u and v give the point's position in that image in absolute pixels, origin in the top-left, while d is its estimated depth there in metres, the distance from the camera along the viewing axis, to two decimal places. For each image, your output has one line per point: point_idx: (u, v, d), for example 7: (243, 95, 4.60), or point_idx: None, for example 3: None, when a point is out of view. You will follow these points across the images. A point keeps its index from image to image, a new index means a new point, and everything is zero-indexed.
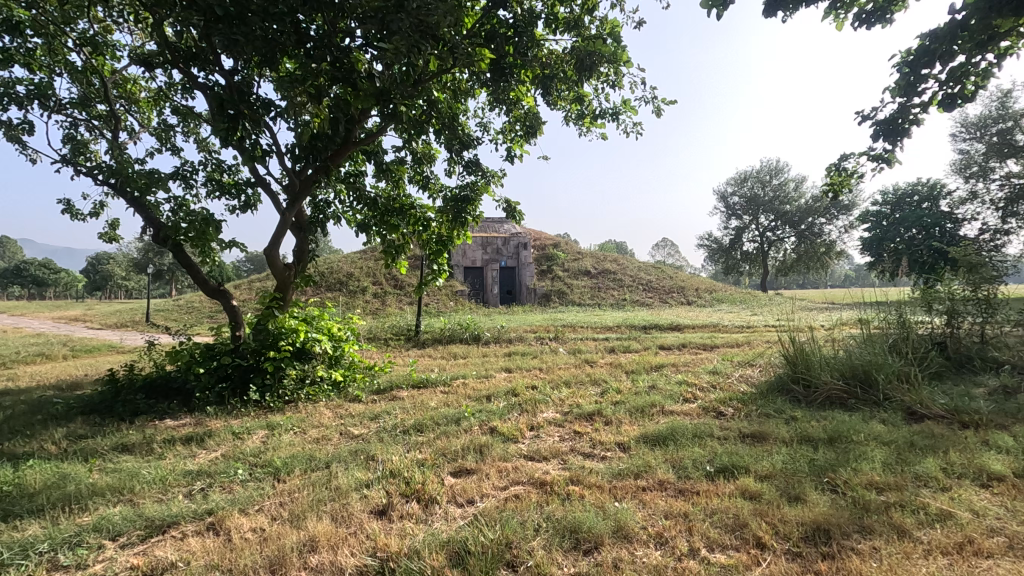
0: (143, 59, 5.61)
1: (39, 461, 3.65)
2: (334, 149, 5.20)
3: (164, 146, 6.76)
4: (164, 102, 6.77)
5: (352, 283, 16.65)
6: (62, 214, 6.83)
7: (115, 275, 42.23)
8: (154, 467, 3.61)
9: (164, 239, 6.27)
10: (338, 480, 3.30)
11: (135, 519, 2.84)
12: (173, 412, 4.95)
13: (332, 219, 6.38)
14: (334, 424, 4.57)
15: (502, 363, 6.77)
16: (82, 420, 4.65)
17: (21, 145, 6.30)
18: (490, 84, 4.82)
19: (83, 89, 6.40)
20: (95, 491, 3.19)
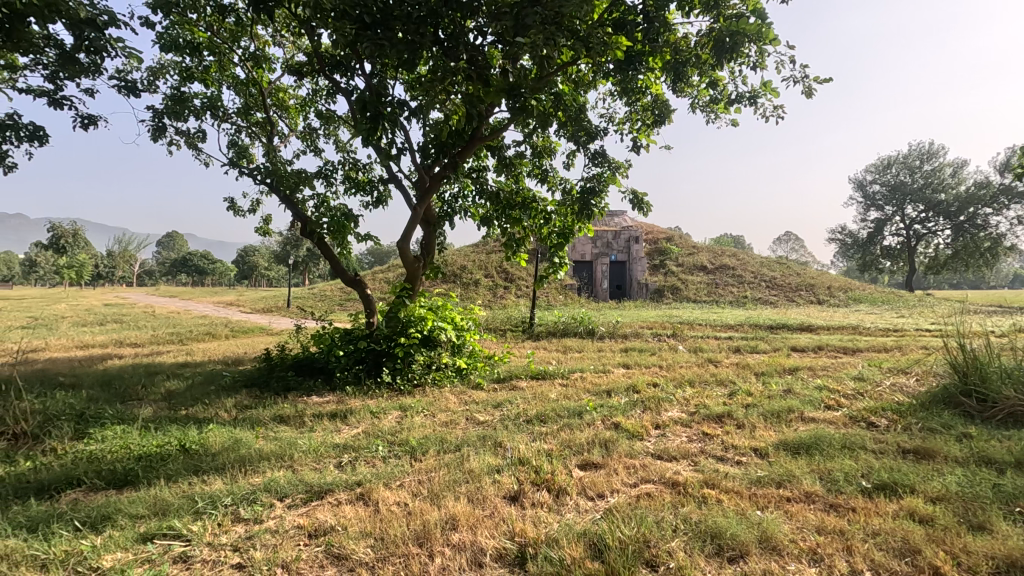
0: (295, 69, 6.19)
1: (216, 426, 4.20)
2: (463, 145, 5.39)
3: (309, 148, 7.44)
4: (309, 108, 7.45)
5: (465, 276, 17.25)
6: (227, 212, 7.78)
7: (260, 267, 47.46)
8: (308, 438, 3.99)
9: (309, 232, 6.90)
10: (471, 464, 3.43)
11: (298, 483, 3.16)
12: (318, 389, 5.44)
13: (456, 213, 6.65)
14: (460, 409, 4.76)
15: (620, 358, 6.64)
16: (246, 392, 5.26)
17: (197, 151, 7.26)
18: (618, 74, 4.72)
19: (245, 99, 7.22)
20: (263, 455, 3.61)
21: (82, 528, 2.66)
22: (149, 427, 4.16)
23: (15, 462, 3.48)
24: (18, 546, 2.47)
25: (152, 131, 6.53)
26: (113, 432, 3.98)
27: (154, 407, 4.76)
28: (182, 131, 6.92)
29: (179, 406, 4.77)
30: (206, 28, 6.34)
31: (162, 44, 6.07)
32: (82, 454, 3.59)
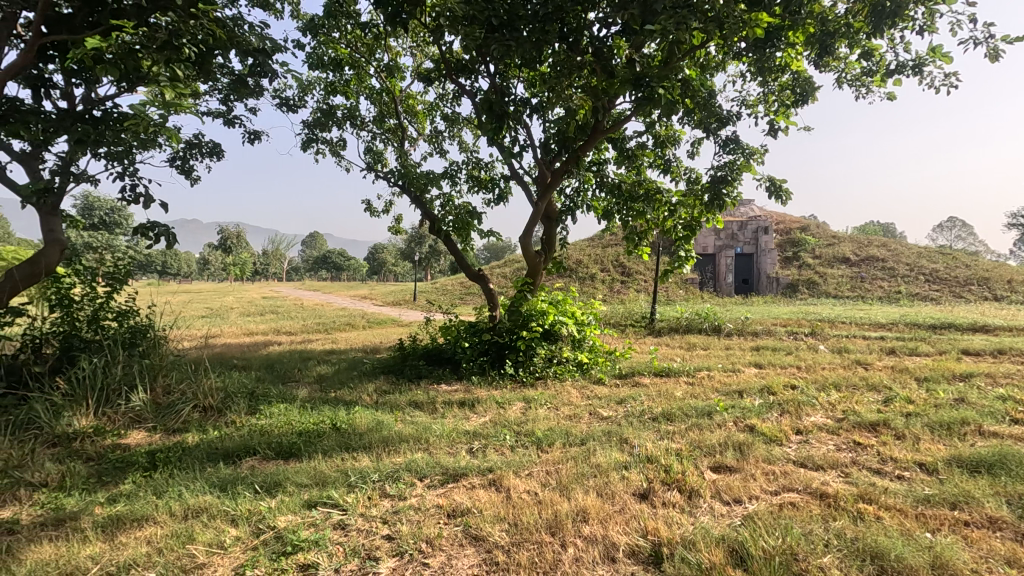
0: (424, 76, 6.56)
1: (361, 408, 4.61)
2: (584, 139, 5.37)
3: (435, 150, 7.85)
4: (436, 112, 7.85)
5: (582, 271, 17.19)
6: (365, 212, 8.46)
7: (388, 263, 51.15)
8: (441, 424, 4.24)
9: (436, 229, 7.29)
10: (597, 458, 3.43)
11: (435, 465, 3.37)
12: (446, 377, 5.75)
13: (576, 207, 6.64)
14: (583, 404, 4.77)
15: (751, 357, 6.23)
16: (383, 378, 5.71)
17: (339, 158, 7.97)
18: (753, 53, 4.41)
19: (379, 108, 7.78)
20: (403, 437, 3.90)
21: (260, 490, 3.06)
22: (307, 406, 4.68)
23: (206, 431, 4.09)
24: (213, 502, 2.91)
25: (302, 142, 7.27)
26: (278, 409, 4.53)
27: (309, 388, 5.34)
28: (326, 140, 7.63)
29: (329, 389, 5.31)
30: (347, 45, 6.92)
31: (311, 63, 6.73)
32: (255, 426, 4.13)
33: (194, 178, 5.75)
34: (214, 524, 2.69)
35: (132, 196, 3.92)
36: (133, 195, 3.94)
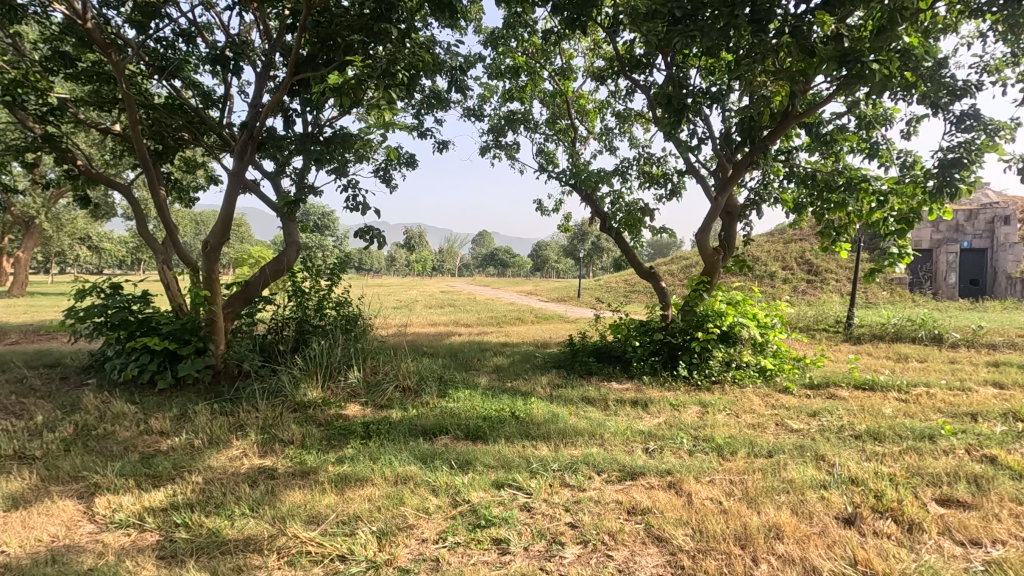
0: (597, 75, 6.60)
1: (537, 399, 4.84)
2: (773, 127, 4.95)
3: (606, 147, 7.86)
4: (607, 110, 7.86)
5: (759, 269, 15.86)
6: (536, 212, 8.79)
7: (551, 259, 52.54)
8: (615, 421, 4.26)
9: (607, 228, 7.32)
10: (790, 473, 3.16)
11: (612, 461, 3.41)
12: (617, 375, 5.76)
13: (761, 201, 6.16)
14: (768, 413, 4.42)
15: (987, 375, 5.17)
16: (555, 373, 5.91)
17: (513, 161, 8.39)
18: (1004, 7, 3.66)
19: (552, 110, 8.02)
20: (578, 431, 4.01)
21: (454, 466, 3.41)
22: (488, 393, 5.06)
23: (405, 409, 4.65)
24: (417, 472, 3.31)
25: (481, 148, 7.81)
26: (464, 395, 4.97)
27: (488, 377, 5.74)
28: (503, 145, 8.09)
29: (506, 379, 5.65)
30: (524, 52, 7.25)
31: (491, 73, 7.19)
32: (446, 409, 4.58)
33: (394, 187, 6.52)
34: (418, 492, 3.06)
35: (354, 204, 4.60)
36: (355, 203, 4.62)
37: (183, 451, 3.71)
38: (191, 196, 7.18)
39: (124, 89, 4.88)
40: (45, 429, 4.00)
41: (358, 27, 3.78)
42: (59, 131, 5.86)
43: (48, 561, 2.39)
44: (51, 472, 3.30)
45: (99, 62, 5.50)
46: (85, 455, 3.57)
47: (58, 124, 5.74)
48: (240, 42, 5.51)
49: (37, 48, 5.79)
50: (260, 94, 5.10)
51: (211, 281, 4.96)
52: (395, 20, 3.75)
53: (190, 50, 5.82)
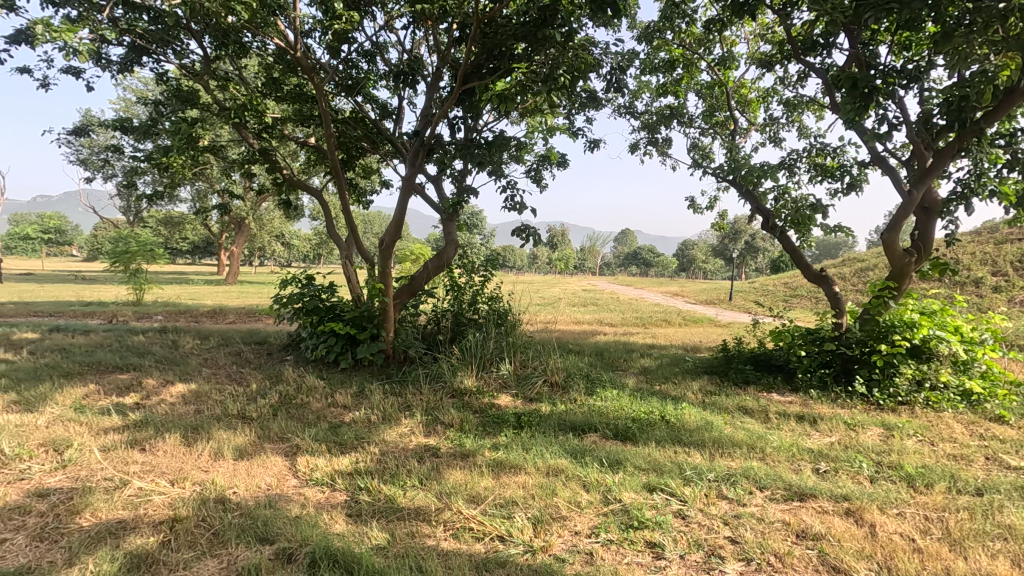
0: (764, 62, 6.12)
1: (689, 405, 4.66)
2: (991, 107, 4.19)
3: (769, 139, 7.26)
4: (772, 98, 7.24)
5: (961, 275, 13.48)
6: (688, 210, 8.40)
7: (699, 259, 49.86)
8: (778, 435, 3.95)
9: (771, 226, 6.76)
10: (1008, 518, 2.66)
11: (776, 478, 3.16)
12: (779, 387, 5.31)
13: (970, 194, 5.25)
14: (974, 444, 3.76)
15: None
16: (707, 379, 5.63)
17: (665, 157, 8.11)
18: None
19: (708, 102, 7.61)
20: (735, 442, 3.78)
21: (605, 464, 3.42)
22: (636, 395, 4.98)
23: (554, 403, 4.77)
24: (568, 466, 3.38)
25: (631, 145, 7.68)
26: (611, 394, 4.96)
27: (636, 379, 5.64)
28: (655, 142, 7.85)
29: (654, 382, 5.51)
30: (681, 44, 6.97)
31: (645, 69, 7.03)
32: (594, 407, 4.60)
33: (545, 186, 6.69)
34: (570, 485, 3.13)
35: (513, 204, 4.81)
36: (513, 202, 4.84)
37: (362, 424, 4.21)
38: (366, 198, 8.05)
39: (321, 107, 5.64)
40: (259, 395, 4.80)
41: (523, 35, 3.95)
42: (270, 145, 6.96)
43: (267, 505, 2.88)
44: (265, 431, 3.97)
45: (302, 85, 6.41)
46: (289, 420, 4.22)
47: (270, 139, 6.82)
48: (413, 58, 6.05)
49: (256, 77, 6.92)
50: (429, 104, 5.55)
51: (385, 276, 5.53)
52: (558, 24, 3.85)
53: (370, 69, 6.53)
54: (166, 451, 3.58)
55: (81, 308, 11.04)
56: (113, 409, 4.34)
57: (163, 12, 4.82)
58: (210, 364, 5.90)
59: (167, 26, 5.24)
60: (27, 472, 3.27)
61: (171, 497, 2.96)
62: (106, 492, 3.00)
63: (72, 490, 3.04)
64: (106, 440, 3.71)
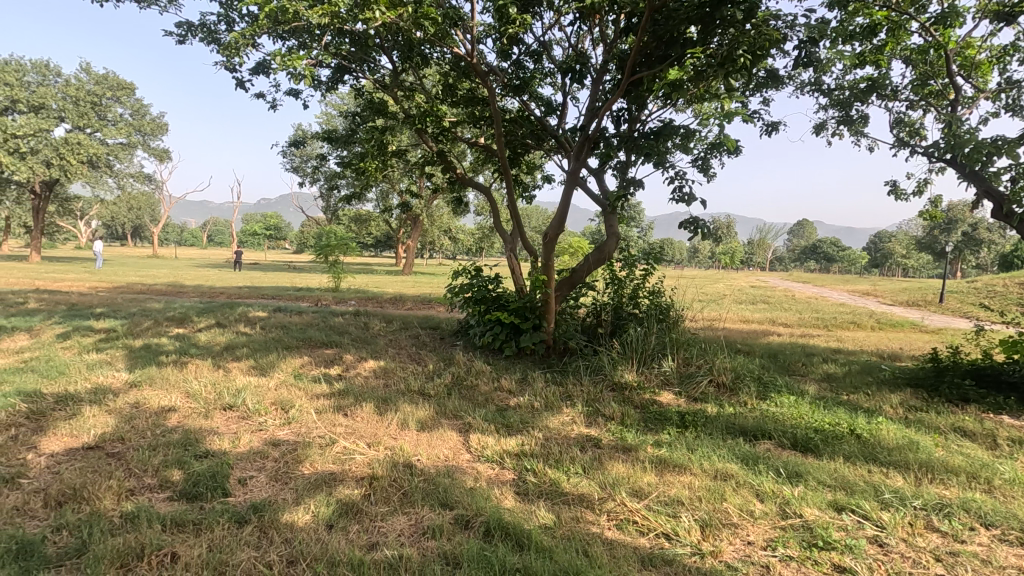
0: (1002, 13, 5.03)
1: (886, 419, 4.08)
2: None
3: (1006, 107, 5.97)
4: (1012, 57, 5.92)
5: None
6: (888, 196, 7.27)
7: (898, 254, 42.91)
8: (1011, 466, 3.27)
9: (1005, 213, 5.57)
10: None
11: (1008, 517, 2.64)
12: (1012, 409, 4.39)
13: None
14: None
15: None
16: (911, 393, 4.87)
17: (859, 137, 7.12)
18: None
19: (920, 70, 6.50)
20: (951, 468, 3.22)
21: (782, 474, 3.16)
22: (819, 403, 4.49)
23: (722, 405, 4.52)
24: (739, 472, 3.19)
25: (818, 125, 6.87)
26: (788, 400, 4.54)
27: (818, 386, 5.09)
28: (847, 120, 6.93)
29: (841, 391, 4.92)
30: (885, 5, 6.03)
31: (838, 38, 6.22)
32: (767, 413, 4.26)
33: (713, 175, 6.31)
34: (742, 492, 2.95)
35: (680, 195, 4.63)
36: (682, 194, 4.65)
37: (527, 409, 4.42)
38: (529, 193, 8.33)
39: (492, 108, 5.97)
40: (435, 375, 5.30)
41: (697, 18, 3.76)
42: (445, 147, 7.55)
43: (446, 474, 3.19)
44: (442, 408, 4.38)
45: (474, 89, 6.84)
46: (461, 399, 4.59)
47: (445, 141, 7.41)
48: (578, 52, 6.10)
49: (434, 85, 7.55)
50: (595, 98, 5.55)
51: (548, 269, 5.69)
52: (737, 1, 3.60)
53: (536, 68, 6.74)
54: (363, 418, 4.14)
55: (295, 293, 13.16)
56: (322, 379, 5.13)
57: (362, 34, 5.48)
58: (395, 345, 6.65)
59: (364, 47, 5.94)
60: (264, 424, 4.02)
61: (368, 458, 3.42)
62: (321, 447, 3.57)
63: (296, 442, 3.68)
64: (318, 404, 4.40)
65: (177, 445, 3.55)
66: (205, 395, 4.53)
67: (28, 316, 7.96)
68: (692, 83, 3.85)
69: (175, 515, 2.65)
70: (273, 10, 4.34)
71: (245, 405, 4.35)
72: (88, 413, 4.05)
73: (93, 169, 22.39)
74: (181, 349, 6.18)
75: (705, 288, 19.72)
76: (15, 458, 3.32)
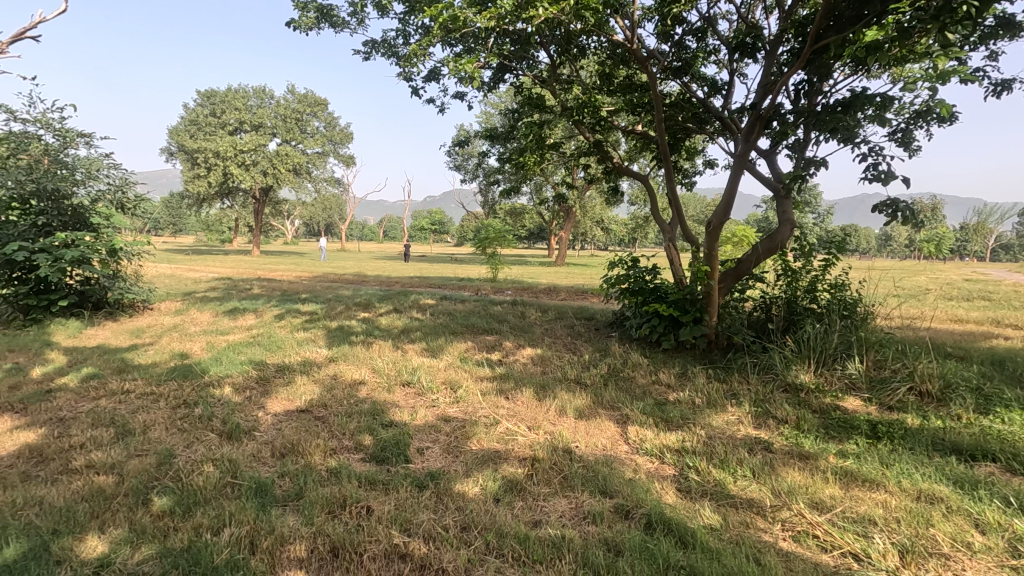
0: None
1: None
2: None
3: None
4: None
5: None
6: None
7: None
8: None
9: None
10: None
11: None
12: None
13: None
14: None
15: None
16: None
17: None
18: None
19: None
20: None
21: (1012, 505, 2.63)
22: None
23: (926, 417, 3.88)
24: (951, 496, 2.73)
25: None
26: (1021, 418, 3.74)
27: None
28: None
29: None
30: None
31: None
32: (989, 430, 3.56)
33: (917, 149, 5.40)
34: (954, 519, 2.52)
35: (875, 174, 4.06)
36: (878, 172, 4.07)
37: (687, 405, 4.25)
38: (689, 179, 7.92)
39: (652, 93, 5.78)
40: (591, 365, 5.34)
41: None
42: (601, 137, 7.51)
43: (605, 462, 3.21)
44: (599, 397, 4.40)
45: (632, 75, 6.70)
46: (618, 391, 4.57)
47: (602, 131, 7.35)
48: (748, 24, 5.63)
49: (591, 75, 7.51)
50: (768, 71, 5.08)
51: (712, 258, 5.38)
52: None
53: (700, 46, 6.37)
54: (523, 402, 4.33)
55: (457, 282, 14.14)
56: (485, 363, 5.47)
57: (523, 32, 5.67)
58: (551, 334, 6.83)
59: (524, 44, 6.15)
60: (436, 401, 4.42)
61: (530, 440, 3.58)
62: (486, 426, 3.83)
63: (464, 420, 3.99)
64: (483, 386, 4.71)
65: (367, 413, 4.06)
66: (387, 371, 5.11)
67: (254, 299, 9.67)
68: (893, 43, 3.34)
69: (368, 475, 3.05)
70: (444, 20, 4.70)
71: (420, 382, 4.82)
72: (300, 382, 4.83)
73: (296, 175, 26.31)
74: (367, 330, 7.04)
75: (903, 279, 17.87)
76: (251, 414, 4.09)
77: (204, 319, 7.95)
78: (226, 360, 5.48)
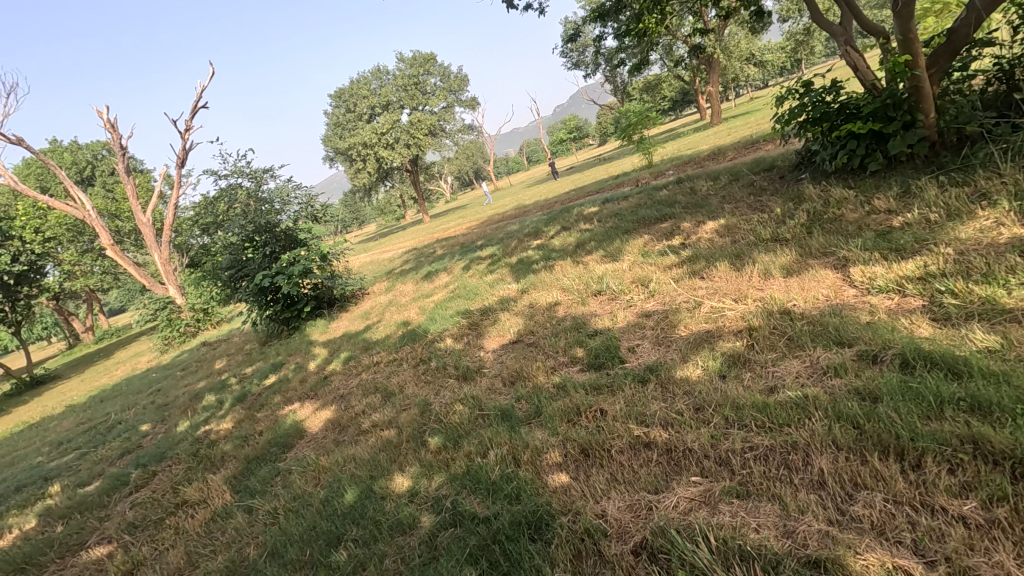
0: None
1: None
2: None
3: None
4: None
5: None
6: None
7: None
8: None
9: None
10: None
11: None
12: None
13: None
14: None
15: None
16: None
17: None
18: None
19: None
20: None
21: None
22: None
23: None
24: None
25: None
26: None
27: None
28: None
29: None
30: None
31: None
32: None
33: None
34: None
35: None
36: None
37: (920, 226, 3.62)
38: None
39: None
40: (787, 217, 4.82)
41: None
42: None
43: (833, 313, 2.94)
44: (806, 248, 3.99)
45: None
46: (827, 234, 4.08)
47: None
48: None
49: None
50: None
51: (910, 43, 4.34)
52: None
53: None
54: (721, 277, 4.13)
55: (613, 182, 13.69)
56: (668, 250, 5.31)
57: None
58: (730, 199, 6.30)
59: None
60: (632, 300, 4.46)
61: (740, 311, 3.43)
62: (690, 310, 3.76)
63: (665, 310, 3.97)
64: (673, 273, 4.60)
65: (572, 329, 4.28)
66: (576, 287, 5.28)
67: (440, 260, 10.63)
68: None
69: (592, 383, 3.25)
70: None
71: (611, 288, 4.89)
72: (504, 318, 5.26)
73: (434, 136, 27.59)
74: (545, 255, 7.30)
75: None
76: (475, 356, 4.61)
77: (409, 289, 9.02)
78: (439, 318, 6.20)
